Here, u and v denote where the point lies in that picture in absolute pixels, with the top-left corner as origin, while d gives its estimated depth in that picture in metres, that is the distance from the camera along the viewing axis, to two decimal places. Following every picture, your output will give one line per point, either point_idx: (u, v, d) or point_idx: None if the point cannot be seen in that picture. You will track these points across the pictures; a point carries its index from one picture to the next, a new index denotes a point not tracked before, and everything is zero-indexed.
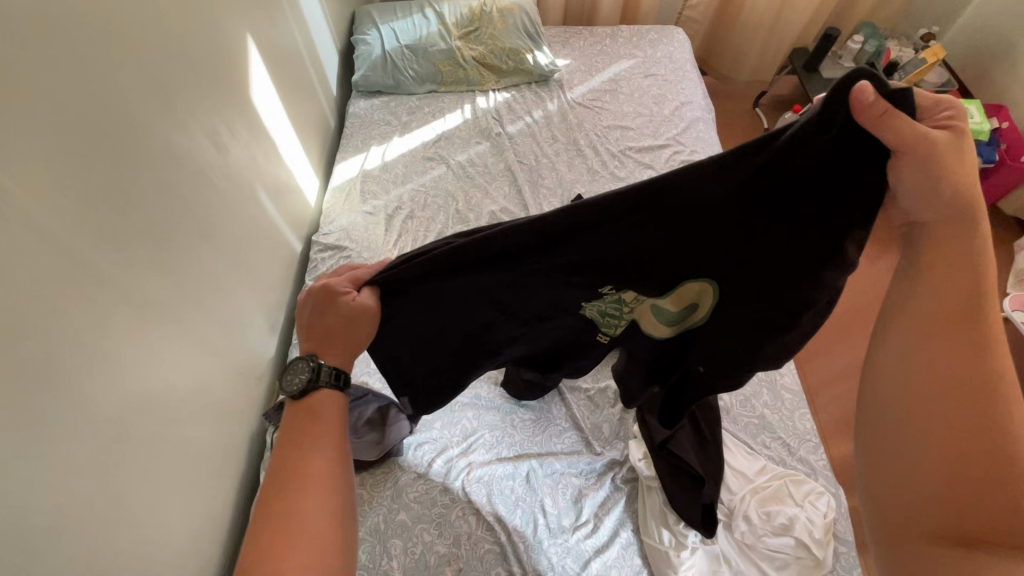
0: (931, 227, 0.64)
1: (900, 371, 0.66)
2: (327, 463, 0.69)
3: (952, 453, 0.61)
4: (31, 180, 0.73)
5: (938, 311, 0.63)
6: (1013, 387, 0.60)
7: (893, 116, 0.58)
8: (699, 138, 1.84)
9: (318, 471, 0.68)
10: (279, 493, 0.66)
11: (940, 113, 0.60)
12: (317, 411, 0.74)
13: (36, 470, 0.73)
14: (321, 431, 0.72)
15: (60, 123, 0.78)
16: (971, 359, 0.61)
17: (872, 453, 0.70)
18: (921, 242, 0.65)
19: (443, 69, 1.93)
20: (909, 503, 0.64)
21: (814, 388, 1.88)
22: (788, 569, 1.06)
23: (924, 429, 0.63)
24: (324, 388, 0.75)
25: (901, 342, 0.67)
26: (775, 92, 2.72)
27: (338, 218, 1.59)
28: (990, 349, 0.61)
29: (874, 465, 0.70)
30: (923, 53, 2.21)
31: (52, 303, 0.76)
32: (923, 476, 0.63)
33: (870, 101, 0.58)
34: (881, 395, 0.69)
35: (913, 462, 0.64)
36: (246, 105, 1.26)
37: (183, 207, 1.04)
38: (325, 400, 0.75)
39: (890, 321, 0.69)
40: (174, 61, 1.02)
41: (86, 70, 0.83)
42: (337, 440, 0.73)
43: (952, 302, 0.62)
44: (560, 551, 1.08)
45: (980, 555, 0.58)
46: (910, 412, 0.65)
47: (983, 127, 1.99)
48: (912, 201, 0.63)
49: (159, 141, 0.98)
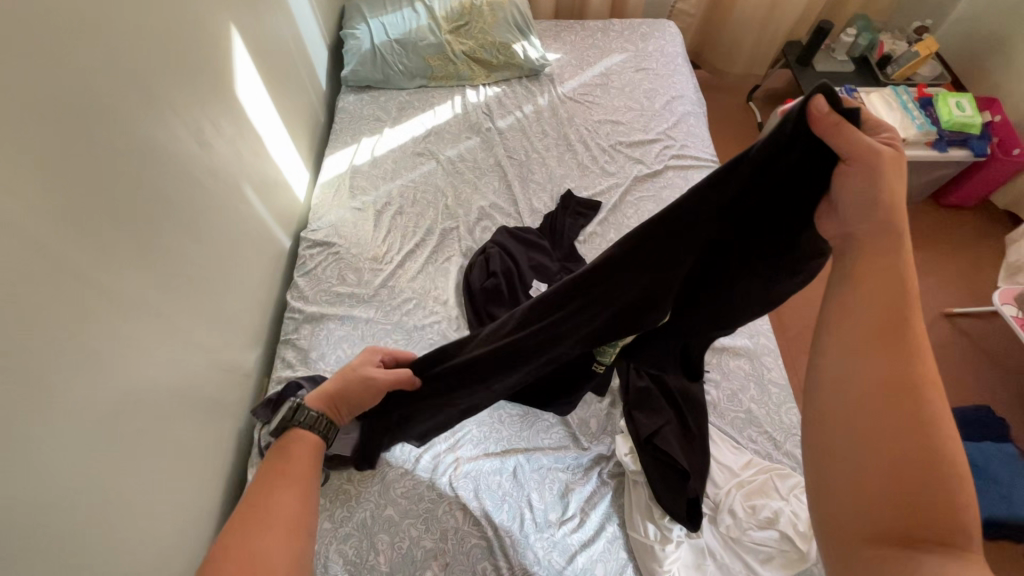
0: (864, 234, 0.63)
1: (832, 376, 0.61)
2: (292, 509, 0.73)
3: (887, 457, 0.53)
4: (10, 177, 0.73)
5: (869, 313, 0.60)
6: (938, 389, 0.55)
7: (845, 126, 0.62)
8: (690, 132, 1.83)
9: (283, 514, 0.71)
10: (242, 524, 0.70)
11: (881, 133, 0.64)
12: (287, 466, 0.79)
13: (18, 469, 0.73)
14: (290, 481, 0.77)
15: (41, 121, 0.78)
16: (900, 358, 0.57)
17: (811, 471, 0.61)
18: (856, 247, 0.64)
19: (433, 63, 1.92)
20: (848, 521, 0.55)
21: (804, 382, 1.89)
22: (772, 562, 1.07)
23: (857, 431, 0.56)
24: (297, 426, 0.84)
25: (834, 342, 0.62)
26: (768, 86, 2.71)
27: (327, 214, 1.59)
28: (919, 344, 0.57)
29: (810, 480, 0.61)
30: (916, 47, 2.21)
31: (33, 301, 0.76)
32: (858, 483, 0.55)
33: (825, 111, 0.63)
34: (815, 405, 0.62)
35: (849, 471, 0.56)
36: (232, 101, 1.25)
37: (167, 204, 1.03)
38: (298, 448, 0.83)
39: (826, 326, 0.64)
40: (156, 56, 1.01)
41: (66, 68, 0.82)
42: (303, 490, 0.76)
43: (882, 303, 0.59)
44: (546, 545, 1.09)
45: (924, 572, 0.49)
46: (844, 413, 0.58)
47: (975, 121, 1.99)
48: (854, 208, 0.64)
49: (142, 137, 0.97)
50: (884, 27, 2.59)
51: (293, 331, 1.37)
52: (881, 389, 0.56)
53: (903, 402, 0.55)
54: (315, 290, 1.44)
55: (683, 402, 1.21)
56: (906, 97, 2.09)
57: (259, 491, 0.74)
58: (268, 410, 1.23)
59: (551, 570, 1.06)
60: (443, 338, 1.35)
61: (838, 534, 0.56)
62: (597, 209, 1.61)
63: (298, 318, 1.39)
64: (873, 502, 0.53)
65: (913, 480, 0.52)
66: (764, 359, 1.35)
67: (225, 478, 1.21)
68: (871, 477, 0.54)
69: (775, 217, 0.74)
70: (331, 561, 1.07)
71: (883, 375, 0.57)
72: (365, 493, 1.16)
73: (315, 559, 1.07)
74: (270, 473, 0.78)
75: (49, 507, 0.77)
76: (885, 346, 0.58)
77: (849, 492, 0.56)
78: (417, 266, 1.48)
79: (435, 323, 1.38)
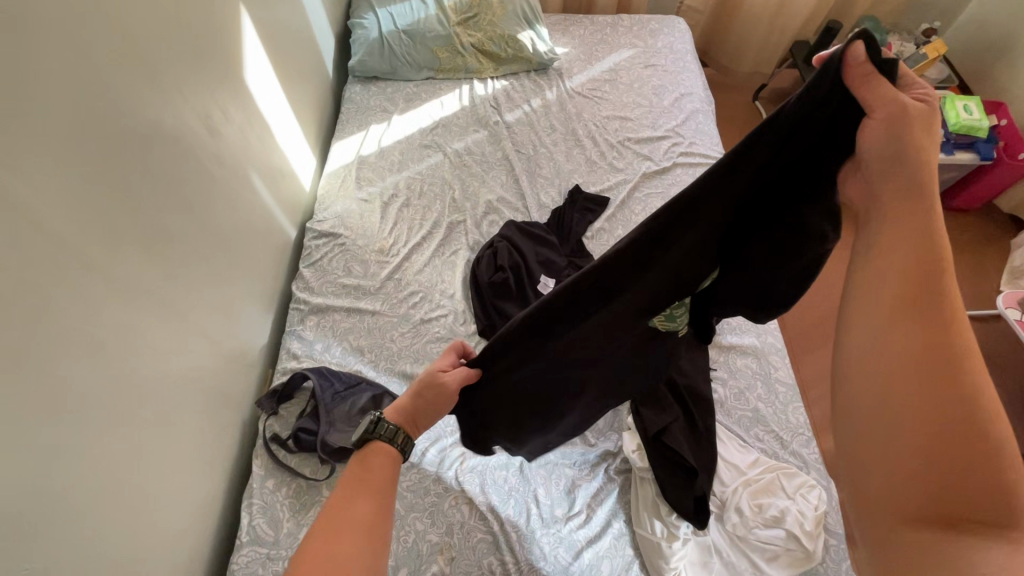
0: (890, 201, 0.63)
1: (869, 348, 0.62)
2: (369, 519, 0.69)
3: (927, 423, 0.55)
4: (16, 158, 0.71)
5: (903, 283, 0.60)
6: (976, 354, 0.55)
7: (875, 78, 0.62)
8: (698, 130, 1.83)
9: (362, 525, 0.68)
10: (323, 537, 0.65)
11: (915, 91, 0.63)
12: (371, 470, 0.75)
13: (22, 456, 0.72)
14: (372, 487, 0.73)
15: (50, 103, 0.76)
16: (934, 326, 0.57)
17: (850, 442, 0.63)
18: (884, 216, 0.64)
19: (441, 55, 1.90)
20: (891, 488, 0.57)
21: (807, 382, 1.89)
22: (778, 560, 1.07)
23: (895, 400, 0.58)
24: (377, 440, 0.78)
25: (866, 313, 0.63)
26: (775, 85, 2.70)
27: (333, 204, 1.58)
28: (955, 310, 0.57)
29: (851, 449, 0.63)
30: (924, 49, 2.21)
31: (39, 286, 0.75)
32: (901, 454, 0.56)
33: (860, 61, 0.62)
34: (853, 377, 0.63)
35: (890, 439, 0.58)
36: (240, 87, 1.23)
37: (174, 190, 1.02)
38: (380, 458, 0.77)
39: (857, 299, 0.65)
40: (165, 39, 1.00)
41: (76, 49, 0.81)
42: (382, 497, 0.73)
43: (915, 272, 0.60)
44: (552, 541, 1.09)
45: (971, 538, 0.51)
46: (880, 382, 0.60)
47: (982, 124, 1.98)
48: (880, 172, 0.64)
49: (150, 122, 0.95)
50: (893, 28, 2.58)
51: (298, 322, 1.36)
52: (917, 355, 0.57)
53: (943, 368, 0.55)
54: (320, 281, 1.43)
55: (690, 399, 1.21)
56: None
57: (340, 502, 0.70)
58: (273, 401, 1.22)
59: (558, 566, 1.06)
60: (450, 332, 1.34)
61: (882, 500, 0.58)
62: (605, 205, 1.60)
63: (303, 309, 1.38)
64: (915, 469, 0.55)
65: (956, 444, 0.53)
66: (772, 358, 1.35)
67: (230, 469, 1.20)
68: (914, 445, 0.55)
69: (793, 192, 0.73)
70: None
71: (917, 342, 0.57)
72: None
73: None
74: (352, 481, 0.73)
75: (54, 496, 0.77)
76: (918, 312, 0.58)
77: (891, 461, 0.57)
78: (424, 258, 1.47)
79: (442, 316, 1.37)
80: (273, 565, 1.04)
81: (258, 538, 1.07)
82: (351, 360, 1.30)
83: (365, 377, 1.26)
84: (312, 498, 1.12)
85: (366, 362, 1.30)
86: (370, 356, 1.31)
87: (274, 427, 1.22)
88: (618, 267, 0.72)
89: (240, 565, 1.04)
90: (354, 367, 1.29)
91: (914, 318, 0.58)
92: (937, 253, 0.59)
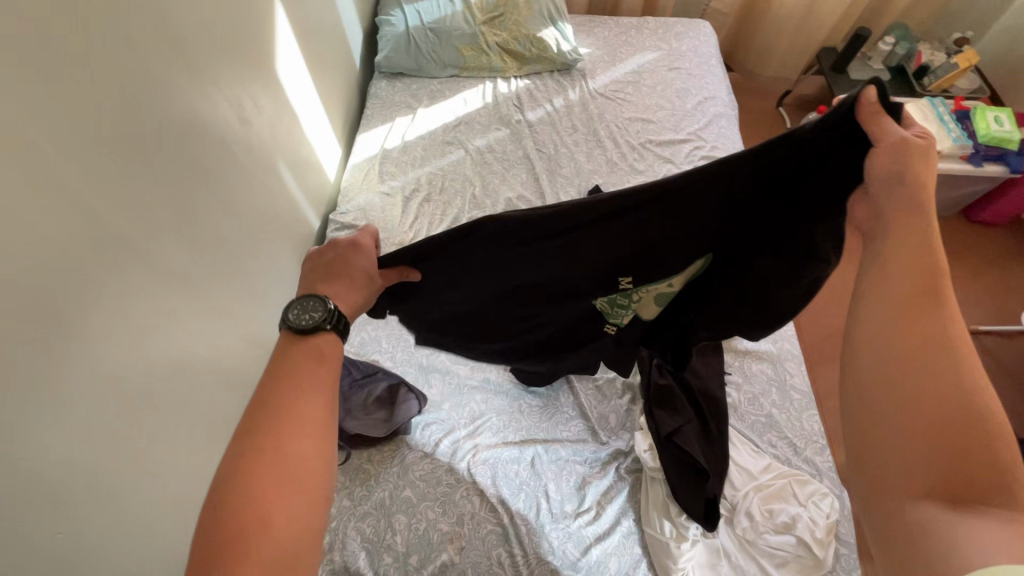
0: (892, 210, 0.67)
1: (871, 346, 0.65)
2: (318, 411, 0.65)
3: (929, 419, 0.59)
4: (62, 140, 0.75)
5: (906, 285, 0.64)
6: (969, 351, 0.61)
7: (881, 120, 0.66)
8: (721, 134, 1.82)
9: (310, 415, 0.64)
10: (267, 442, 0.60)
11: (917, 131, 0.67)
12: (324, 354, 0.70)
13: (58, 426, 0.75)
14: (322, 376, 0.68)
15: (94, 89, 0.80)
16: (935, 327, 0.62)
17: (854, 435, 0.66)
18: (888, 225, 0.67)
19: (467, 53, 1.92)
20: (898, 476, 0.61)
21: (822, 392, 1.87)
22: (787, 567, 1.07)
23: (897, 398, 0.61)
24: (332, 333, 0.71)
25: (870, 317, 0.66)
26: (800, 92, 2.68)
27: (355, 197, 1.60)
28: (951, 310, 0.62)
29: (858, 447, 0.66)
30: (955, 58, 2.17)
31: (79, 264, 0.78)
32: (908, 445, 0.60)
33: (868, 103, 0.66)
34: (856, 374, 0.67)
35: (894, 435, 0.61)
36: (271, 79, 1.26)
37: (206, 176, 1.05)
38: (331, 344, 0.70)
39: (860, 300, 0.68)
40: (203, 30, 1.03)
41: (121, 38, 0.84)
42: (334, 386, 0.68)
43: (918, 276, 0.64)
44: (561, 536, 1.10)
45: (975, 521, 0.55)
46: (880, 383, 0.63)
47: (1012, 136, 1.94)
48: (882, 194, 0.68)
49: (186, 108, 0.98)
50: (924, 37, 2.54)
51: None
52: (915, 355, 0.61)
53: (940, 368, 0.60)
54: None
55: (704, 402, 1.21)
56: (942, 109, 2.05)
57: (281, 400, 0.64)
58: None
59: (566, 561, 1.07)
60: None
61: (896, 493, 0.61)
62: None
63: None
64: (919, 462, 0.59)
65: (956, 437, 0.58)
66: (787, 365, 1.34)
67: None
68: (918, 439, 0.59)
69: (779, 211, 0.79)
70: (350, 537, 1.09)
71: (914, 344, 0.62)
72: (384, 473, 1.17)
73: (334, 535, 1.09)
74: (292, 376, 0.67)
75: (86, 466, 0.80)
76: (919, 317, 0.62)
77: (897, 453, 0.61)
78: None
79: None
80: None
81: None
82: (370, 350, 1.34)
83: (382, 367, 1.29)
84: None
85: (384, 353, 1.34)
86: (389, 347, 1.35)
87: None
88: (589, 243, 0.80)
89: None
90: (372, 357, 1.32)
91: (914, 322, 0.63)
92: (932, 263, 0.64)
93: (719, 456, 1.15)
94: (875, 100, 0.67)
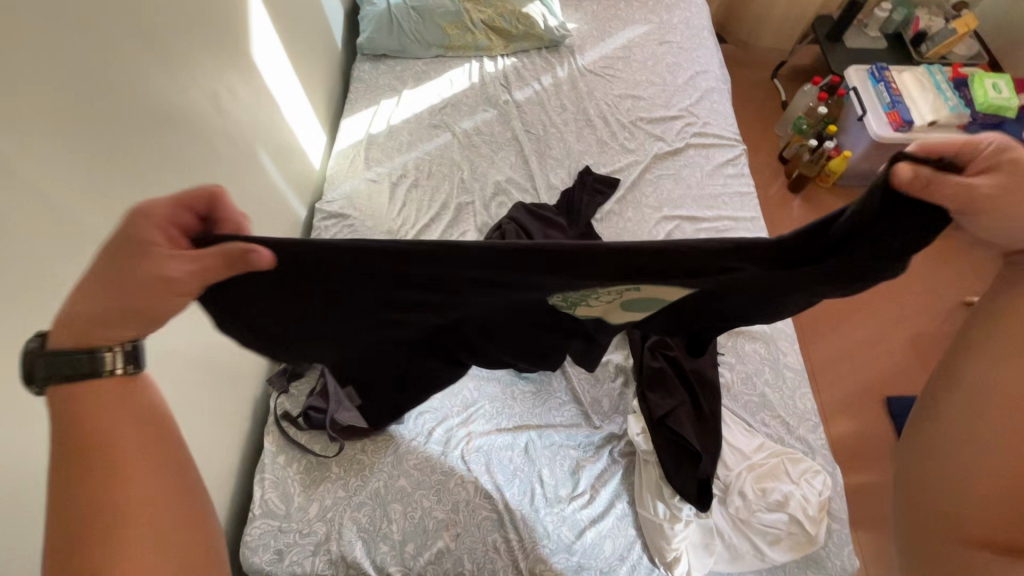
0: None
1: (971, 382, 0.69)
2: (154, 470, 0.59)
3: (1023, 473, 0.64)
4: (26, 139, 0.72)
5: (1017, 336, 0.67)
6: None
7: (938, 183, 0.55)
8: (713, 109, 1.78)
9: (150, 480, 0.59)
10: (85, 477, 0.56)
11: (981, 161, 0.58)
12: (131, 391, 0.60)
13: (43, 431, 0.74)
14: (133, 421, 0.59)
15: (59, 85, 0.77)
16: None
17: (918, 452, 0.74)
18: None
19: (451, 32, 1.86)
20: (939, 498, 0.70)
21: (817, 368, 1.88)
22: (780, 544, 1.08)
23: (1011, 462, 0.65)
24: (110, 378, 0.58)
25: (976, 354, 0.70)
26: (795, 63, 2.62)
27: (341, 184, 1.57)
28: None
29: (918, 462, 0.74)
30: (953, 24, 2.12)
31: (52, 266, 0.76)
32: (959, 477, 0.68)
33: (909, 178, 0.55)
34: (946, 403, 0.72)
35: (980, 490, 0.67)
36: (247, 65, 1.22)
37: (182, 170, 1.02)
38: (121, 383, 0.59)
39: (972, 334, 0.71)
40: (171, 16, 0.99)
41: (84, 30, 0.81)
42: (152, 429, 0.61)
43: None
44: (556, 520, 1.11)
45: (985, 554, 0.65)
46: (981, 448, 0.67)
47: (1011, 103, 1.91)
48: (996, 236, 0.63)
49: (156, 99, 0.95)
50: None
51: None
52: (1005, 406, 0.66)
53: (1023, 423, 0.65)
54: None
55: (696, 383, 1.21)
56: (939, 77, 2.01)
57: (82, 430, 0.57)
58: (284, 379, 1.23)
59: (560, 545, 1.09)
60: None
61: (930, 512, 0.71)
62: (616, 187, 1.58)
63: None
64: (996, 503, 0.65)
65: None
66: (780, 344, 1.34)
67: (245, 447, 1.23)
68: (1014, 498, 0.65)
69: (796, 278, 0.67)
70: (346, 528, 1.10)
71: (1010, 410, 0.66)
72: (379, 463, 1.17)
73: (330, 525, 1.10)
74: (79, 442, 0.57)
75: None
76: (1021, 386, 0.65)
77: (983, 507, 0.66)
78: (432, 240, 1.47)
79: None
80: (285, 537, 1.09)
81: (270, 511, 1.11)
82: None
83: None
84: (323, 474, 1.15)
85: None
86: None
87: (285, 404, 1.24)
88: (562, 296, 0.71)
89: (254, 537, 1.08)
90: None
91: (1012, 386, 0.66)
92: (1020, 321, 0.67)
93: (710, 436, 1.15)
94: (914, 169, 0.55)
